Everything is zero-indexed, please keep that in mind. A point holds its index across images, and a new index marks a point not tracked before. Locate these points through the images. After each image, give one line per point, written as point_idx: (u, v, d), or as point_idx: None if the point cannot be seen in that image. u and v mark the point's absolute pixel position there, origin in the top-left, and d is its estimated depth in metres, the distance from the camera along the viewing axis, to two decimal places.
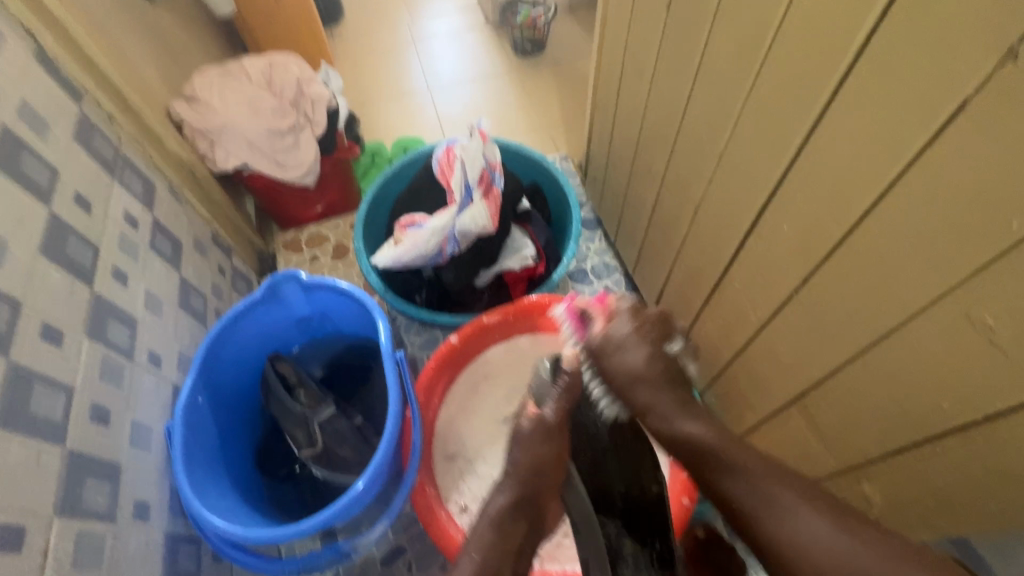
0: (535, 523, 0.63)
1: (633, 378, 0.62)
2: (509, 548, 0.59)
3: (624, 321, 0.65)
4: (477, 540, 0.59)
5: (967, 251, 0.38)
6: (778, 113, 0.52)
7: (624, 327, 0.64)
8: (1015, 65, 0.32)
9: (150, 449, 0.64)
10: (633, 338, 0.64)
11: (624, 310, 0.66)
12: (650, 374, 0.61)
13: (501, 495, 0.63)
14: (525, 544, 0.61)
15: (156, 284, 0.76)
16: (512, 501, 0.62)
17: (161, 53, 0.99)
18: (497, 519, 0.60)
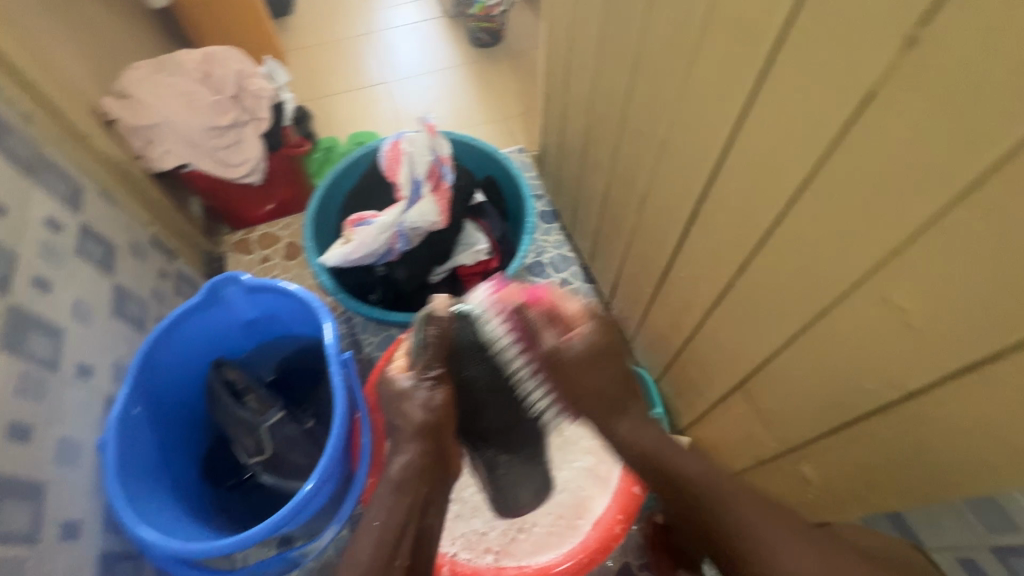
0: (438, 477, 0.63)
1: (582, 373, 0.66)
2: (411, 511, 0.60)
3: (585, 338, 0.66)
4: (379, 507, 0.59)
5: (881, 236, 0.39)
6: (710, 102, 0.52)
7: (592, 334, 0.66)
8: (916, 51, 0.32)
9: (80, 465, 0.61)
10: (588, 353, 0.65)
11: (579, 314, 0.68)
12: (597, 363, 0.66)
13: (405, 457, 0.62)
14: (432, 498, 0.62)
15: (85, 291, 0.72)
16: (415, 461, 0.62)
17: (88, 45, 0.94)
18: (400, 481, 0.60)
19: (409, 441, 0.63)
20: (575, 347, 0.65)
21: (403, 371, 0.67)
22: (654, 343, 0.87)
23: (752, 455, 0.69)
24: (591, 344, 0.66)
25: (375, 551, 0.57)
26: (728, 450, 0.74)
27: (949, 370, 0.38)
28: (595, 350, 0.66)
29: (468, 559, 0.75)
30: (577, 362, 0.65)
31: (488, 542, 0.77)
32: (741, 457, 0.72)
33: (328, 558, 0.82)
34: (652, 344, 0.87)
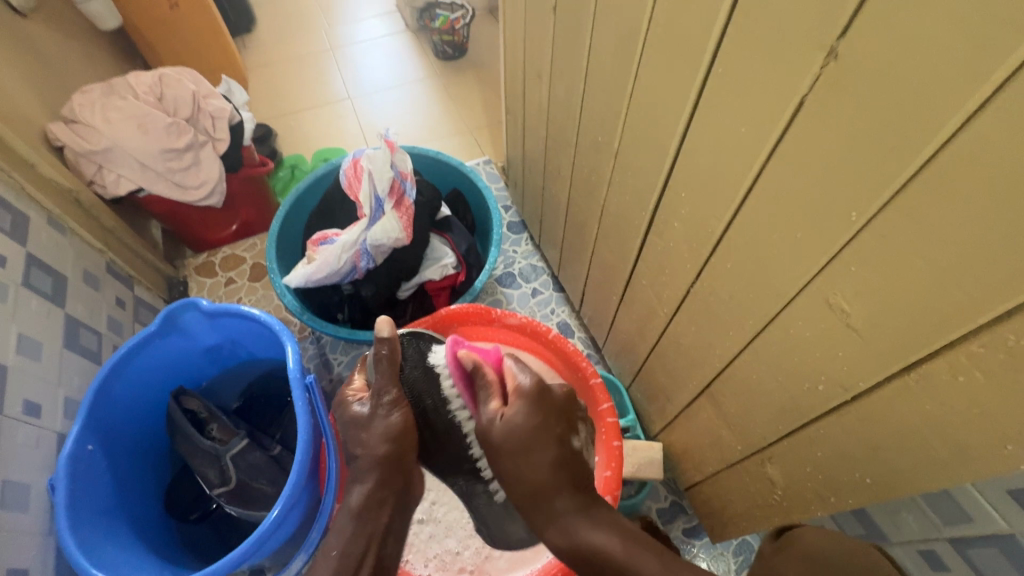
0: (401, 503, 0.60)
1: (519, 457, 0.56)
2: (366, 540, 0.57)
3: (522, 409, 0.58)
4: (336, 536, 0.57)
5: (822, 241, 0.40)
6: (659, 113, 0.53)
7: (519, 416, 0.57)
8: (836, 63, 0.33)
9: (28, 509, 0.59)
10: (529, 433, 0.56)
11: (523, 385, 0.60)
12: (533, 449, 0.56)
13: (364, 486, 0.59)
14: (389, 530, 0.59)
15: (32, 325, 0.69)
16: (372, 490, 0.59)
17: (33, 70, 0.91)
18: (358, 509, 0.58)
19: (366, 473, 0.60)
20: (511, 426, 0.57)
21: (358, 394, 0.66)
22: (623, 350, 0.87)
23: (720, 458, 0.69)
24: (514, 429, 0.56)
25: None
26: (698, 454, 0.75)
27: (890, 370, 0.39)
28: (514, 439, 0.56)
29: None
30: (504, 443, 0.56)
31: (462, 561, 0.75)
32: (710, 461, 0.72)
33: None
34: (622, 351, 0.88)
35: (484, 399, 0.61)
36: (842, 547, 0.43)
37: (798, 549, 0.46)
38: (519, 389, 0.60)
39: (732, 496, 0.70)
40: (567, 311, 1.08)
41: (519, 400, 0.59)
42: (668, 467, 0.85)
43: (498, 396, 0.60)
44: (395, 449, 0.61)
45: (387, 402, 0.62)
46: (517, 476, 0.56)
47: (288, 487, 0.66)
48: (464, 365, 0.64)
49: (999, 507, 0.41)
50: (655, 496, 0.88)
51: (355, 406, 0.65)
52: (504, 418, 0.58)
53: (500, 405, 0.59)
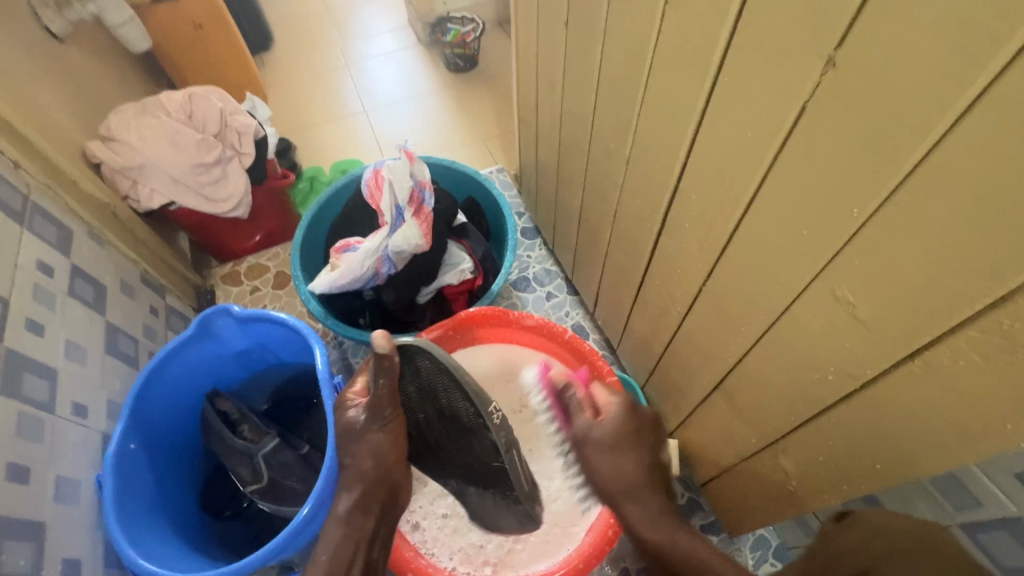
0: (386, 506, 0.65)
1: (612, 456, 0.64)
2: (358, 544, 0.61)
3: (612, 420, 0.64)
4: (326, 543, 0.61)
5: (826, 237, 0.43)
6: (668, 122, 0.56)
7: (616, 418, 0.65)
8: (834, 71, 0.36)
9: (79, 504, 0.63)
10: (615, 441, 0.63)
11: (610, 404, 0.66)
12: (629, 459, 0.64)
13: (350, 495, 0.63)
14: (379, 534, 0.63)
15: (78, 331, 0.74)
16: (359, 498, 0.63)
17: (72, 93, 0.97)
18: (346, 517, 0.62)
19: (355, 481, 0.64)
20: (604, 434, 0.64)
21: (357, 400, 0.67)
22: (637, 349, 0.89)
23: (734, 452, 0.71)
24: (620, 434, 0.64)
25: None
26: (713, 450, 0.77)
27: (895, 358, 0.41)
28: (622, 455, 0.63)
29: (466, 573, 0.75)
30: (604, 446, 0.63)
31: (486, 555, 0.77)
32: (725, 456, 0.74)
33: None
34: (636, 350, 0.90)
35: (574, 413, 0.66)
36: (905, 527, 0.43)
37: (864, 526, 0.46)
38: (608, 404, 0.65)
39: (748, 491, 0.72)
40: (581, 313, 1.10)
41: (610, 411, 0.65)
42: (684, 464, 0.87)
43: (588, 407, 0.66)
44: (382, 460, 0.65)
45: (373, 418, 0.65)
46: (614, 470, 0.63)
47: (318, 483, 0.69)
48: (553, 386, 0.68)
49: (1005, 487, 0.43)
50: (672, 493, 0.90)
51: (351, 411, 0.66)
52: (601, 426, 0.64)
53: (590, 416, 0.65)
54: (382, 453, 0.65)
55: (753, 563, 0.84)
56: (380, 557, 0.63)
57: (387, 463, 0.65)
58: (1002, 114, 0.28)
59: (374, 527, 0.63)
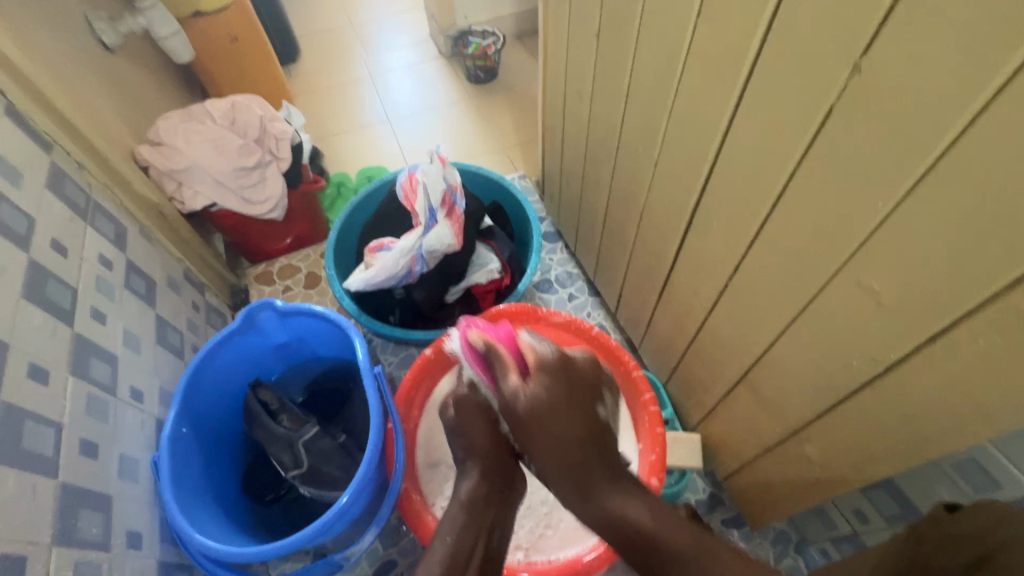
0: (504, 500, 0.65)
1: (542, 426, 0.59)
2: (478, 531, 0.62)
3: (535, 389, 0.60)
4: (450, 525, 0.62)
5: (851, 230, 0.46)
6: (697, 126, 0.60)
7: (540, 388, 0.61)
8: (858, 78, 0.40)
9: (138, 481, 0.67)
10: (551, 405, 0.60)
11: (544, 358, 0.63)
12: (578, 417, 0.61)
13: (469, 480, 0.65)
14: (499, 521, 0.64)
15: (133, 321, 0.78)
16: (478, 483, 0.65)
17: (124, 101, 1.02)
18: (470, 502, 0.63)
19: (475, 469, 0.66)
20: (534, 396, 0.60)
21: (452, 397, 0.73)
22: (660, 347, 0.92)
23: (757, 443, 0.74)
24: (552, 398, 0.61)
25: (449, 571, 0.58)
26: (737, 442, 0.80)
27: (916, 342, 0.45)
28: (543, 410, 0.60)
29: (499, 557, 0.78)
30: (529, 416, 0.59)
31: (517, 540, 0.81)
32: (749, 448, 0.77)
33: (362, 569, 0.86)
34: (659, 348, 0.93)
35: (502, 372, 0.62)
36: None
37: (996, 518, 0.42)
38: (537, 362, 0.63)
39: (771, 481, 0.75)
40: (602, 314, 1.13)
41: (535, 372, 0.62)
42: (706, 458, 0.90)
43: (516, 368, 0.62)
44: (493, 450, 0.66)
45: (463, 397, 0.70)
46: (549, 435, 0.59)
47: (360, 468, 0.72)
48: (476, 347, 0.63)
49: (1016, 463, 0.46)
50: (694, 488, 0.92)
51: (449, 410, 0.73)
52: (525, 389, 0.60)
53: (518, 375, 0.62)
54: (490, 442, 0.66)
55: (775, 557, 0.86)
56: (499, 546, 0.63)
57: (500, 459, 0.66)
58: (1012, 114, 0.32)
59: (493, 517, 0.64)
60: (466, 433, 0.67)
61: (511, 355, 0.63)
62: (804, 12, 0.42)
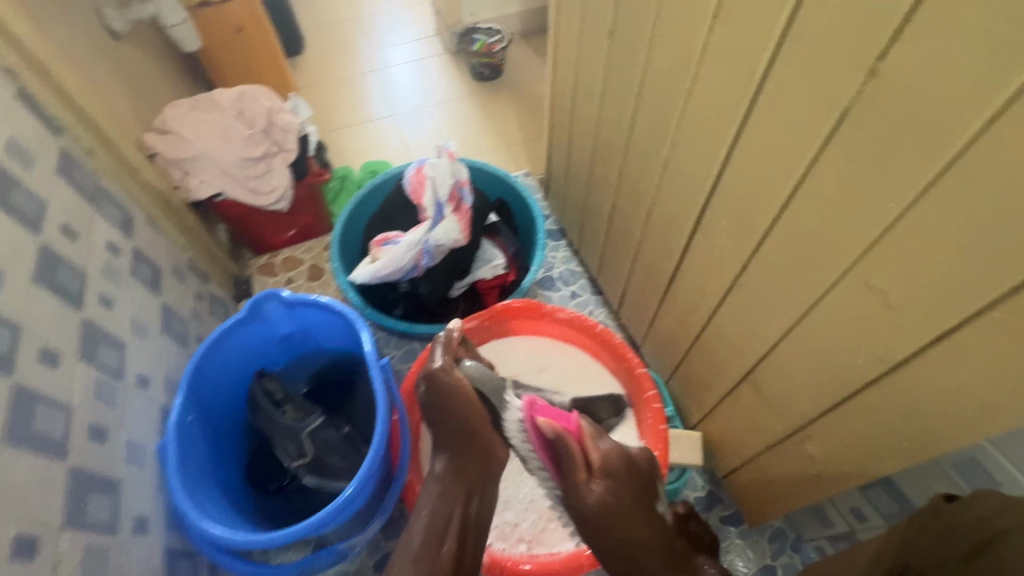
0: (479, 474, 0.72)
1: (612, 527, 0.67)
2: (453, 502, 0.70)
3: (600, 500, 0.66)
4: (428, 498, 0.71)
5: (860, 232, 0.47)
6: (708, 127, 0.61)
7: (604, 494, 0.67)
8: (876, 79, 0.40)
9: (144, 467, 0.67)
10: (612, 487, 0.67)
11: (608, 459, 0.68)
12: (620, 481, 0.68)
13: (443, 459, 0.73)
14: (476, 490, 0.72)
15: (139, 308, 0.78)
16: (451, 462, 0.72)
17: (131, 88, 1.02)
18: (442, 476, 0.72)
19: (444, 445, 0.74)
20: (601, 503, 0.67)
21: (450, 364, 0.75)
22: (663, 346, 0.94)
23: (760, 441, 0.75)
24: (609, 466, 0.68)
25: (427, 538, 0.67)
26: (738, 440, 0.81)
27: (924, 341, 0.46)
28: (616, 502, 0.67)
29: (503, 549, 0.80)
30: (596, 517, 0.66)
31: (519, 532, 0.82)
32: (749, 446, 0.78)
33: (363, 561, 0.87)
34: (661, 347, 0.94)
35: (570, 473, 0.68)
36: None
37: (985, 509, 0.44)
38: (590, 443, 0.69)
39: (772, 479, 0.76)
40: (604, 312, 1.14)
41: (602, 476, 0.68)
42: (706, 456, 0.91)
43: (598, 480, 0.67)
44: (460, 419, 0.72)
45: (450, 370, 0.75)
46: (611, 541, 0.67)
47: (365, 460, 0.72)
48: (545, 435, 0.68)
49: (1015, 460, 0.48)
50: (692, 485, 0.93)
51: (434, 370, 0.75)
52: (592, 493, 0.67)
53: (584, 479, 0.68)
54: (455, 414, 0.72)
55: (771, 554, 0.87)
56: (477, 511, 0.72)
57: (469, 422, 0.73)
58: None
59: (468, 487, 0.71)
60: (435, 408, 0.73)
61: (580, 450, 0.69)
62: (823, 15, 0.42)
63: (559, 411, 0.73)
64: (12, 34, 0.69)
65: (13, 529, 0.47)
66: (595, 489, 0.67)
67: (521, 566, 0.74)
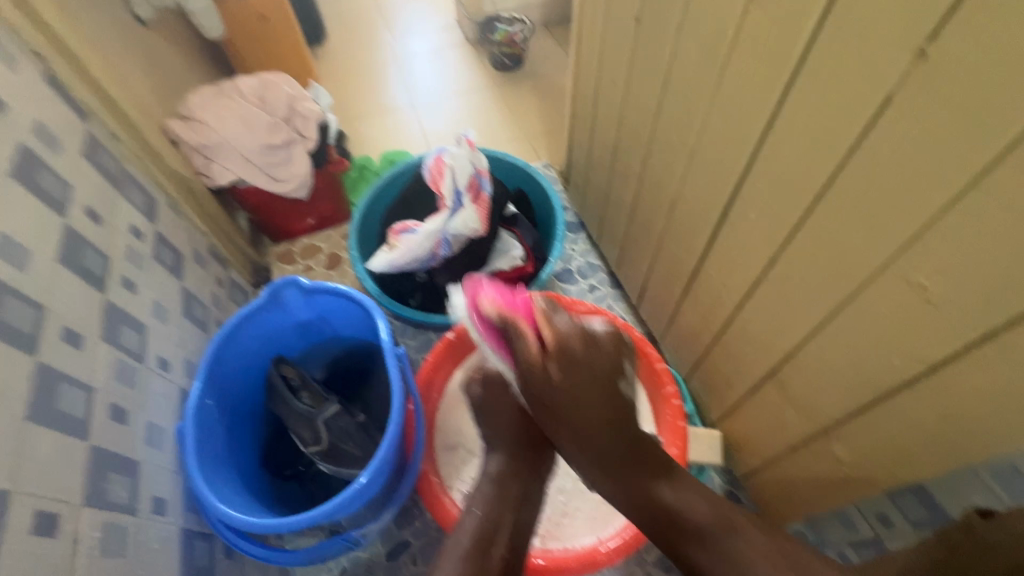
0: (527, 483, 0.70)
1: (569, 404, 0.62)
2: (507, 505, 0.67)
3: (556, 359, 0.61)
4: (479, 499, 0.68)
5: (900, 225, 0.45)
6: (739, 115, 0.58)
7: (558, 371, 0.61)
8: (924, 62, 0.38)
9: (163, 448, 0.68)
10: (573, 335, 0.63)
11: (564, 335, 0.62)
12: (592, 381, 0.62)
13: (498, 458, 0.71)
14: (524, 499, 0.69)
15: (161, 293, 0.79)
16: (507, 462, 0.71)
17: (156, 75, 1.03)
18: (498, 477, 0.69)
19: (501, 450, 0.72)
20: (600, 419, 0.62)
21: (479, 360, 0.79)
22: (683, 342, 0.91)
23: (784, 442, 0.73)
24: (562, 341, 0.62)
25: (478, 535, 0.64)
26: (760, 440, 0.79)
27: (966, 341, 0.43)
28: (563, 347, 0.61)
29: (517, 543, 0.79)
30: (557, 401, 0.61)
31: (534, 527, 0.81)
32: (772, 446, 0.76)
33: (376, 549, 0.87)
34: (682, 343, 0.92)
35: (517, 337, 0.61)
36: None
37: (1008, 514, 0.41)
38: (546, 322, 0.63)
39: (795, 480, 0.74)
40: (623, 307, 1.12)
41: (560, 344, 0.62)
42: (726, 456, 0.89)
43: (535, 337, 0.61)
44: (511, 423, 0.73)
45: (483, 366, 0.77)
46: (572, 412, 0.62)
47: (380, 448, 0.72)
48: (488, 317, 0.62)
49: None
50: (711, 485, 0.91)
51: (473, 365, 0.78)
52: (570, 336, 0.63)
53: (537, 342, 0.61)
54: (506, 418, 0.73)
55: None
56: (525, 520, 0.68)
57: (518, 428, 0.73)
58: None
59: (520, 490, 0.69)
60: (484, 412, 0.74)
61: (534, 329, 0.62)
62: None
63: (501, 287, 0.65)
64: (39, 18, 0.69)
65: (34, 505, 0.48)
66: (580, 339, 0.63)
67: (535, 562, 0.73)
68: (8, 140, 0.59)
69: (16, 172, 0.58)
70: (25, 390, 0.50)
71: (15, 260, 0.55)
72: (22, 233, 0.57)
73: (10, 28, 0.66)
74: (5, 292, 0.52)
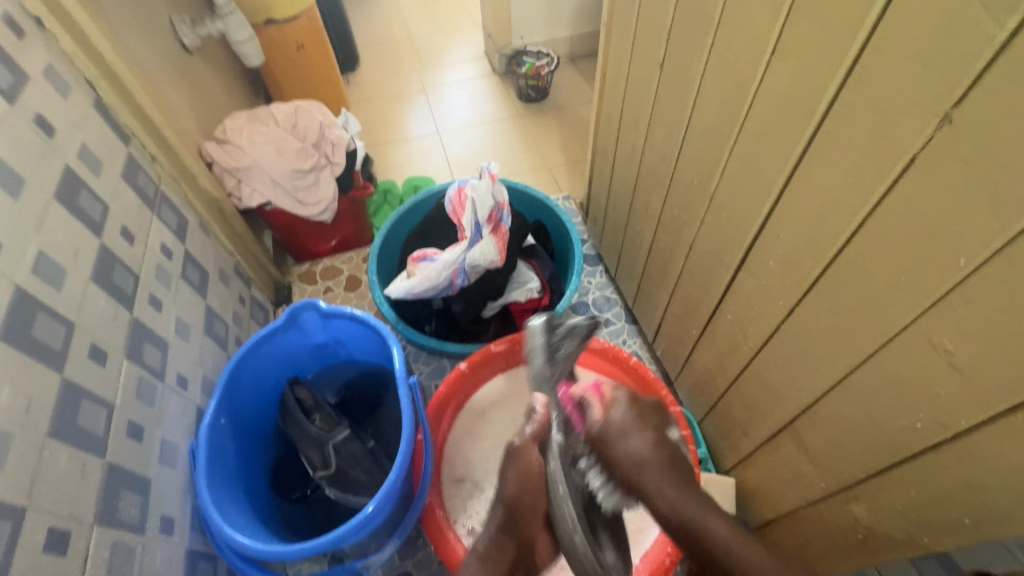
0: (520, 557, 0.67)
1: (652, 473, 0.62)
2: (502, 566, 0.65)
3: (622, 410, 0.67)
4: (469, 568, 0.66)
5: (926, 285, 0.44)
6: (760, 164, 0.59)
7: (643, 446, 0.63)
8: (949, 127, 0.38)
9: (176, 466, 0.69)
10: (633, 422, 0.66)
11: (622, 414, 0.66)
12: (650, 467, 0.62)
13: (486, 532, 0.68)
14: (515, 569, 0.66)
15: (185, 311, 0.81)
16: (495, 534, 0.68)
17: (198, 100, 1.08)
18: (484, 552, 0.66)
19: (495, 515, 0.70)
20: (616, 418, 0.66)
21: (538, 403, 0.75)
22: (698, 383, 0.90)
23: (799, 495, 0.71)
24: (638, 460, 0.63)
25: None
26: (774, 491, 0.77)
27: (995, 409, 0.42)
28: (643, 462, 0.62)
29: None
30: (629, 461, 0.63)
31: None
32: (787, 498, 0.74)
33: None
34: (696, 384, 0.91)
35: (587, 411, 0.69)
36: None
37: None
38: (614, 400, 0.69)
39: (809, 537, 0.71)
40: (638, 342, 1.11)
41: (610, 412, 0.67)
42: (739, 504, 0.87)
43: (597, 403, 0.69)
44: (519, 497, 0.69)
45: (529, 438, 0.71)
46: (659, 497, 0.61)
47: (388, 478, 0.71)
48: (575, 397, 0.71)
49: None
50: None
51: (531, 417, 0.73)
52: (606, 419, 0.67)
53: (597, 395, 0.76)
54: (530, 487, 0.69)
55: None
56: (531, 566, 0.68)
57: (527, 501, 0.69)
58: None
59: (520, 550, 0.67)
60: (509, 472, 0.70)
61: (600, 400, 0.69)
62: (891, 57, 0.40)
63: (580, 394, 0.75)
64: (93, 48, 0.74)
65: (48, 522, 0.49)
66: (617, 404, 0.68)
67: None
68: (54, 163, 0.62)
69: (58, 194, 0.61)
70: (48, 406, 0.52)
71: (51, 279, 0.57)
72: (59, 253, 0.59)
73: (64, 57, 0.70)
74: (38, 308, 0.54)
